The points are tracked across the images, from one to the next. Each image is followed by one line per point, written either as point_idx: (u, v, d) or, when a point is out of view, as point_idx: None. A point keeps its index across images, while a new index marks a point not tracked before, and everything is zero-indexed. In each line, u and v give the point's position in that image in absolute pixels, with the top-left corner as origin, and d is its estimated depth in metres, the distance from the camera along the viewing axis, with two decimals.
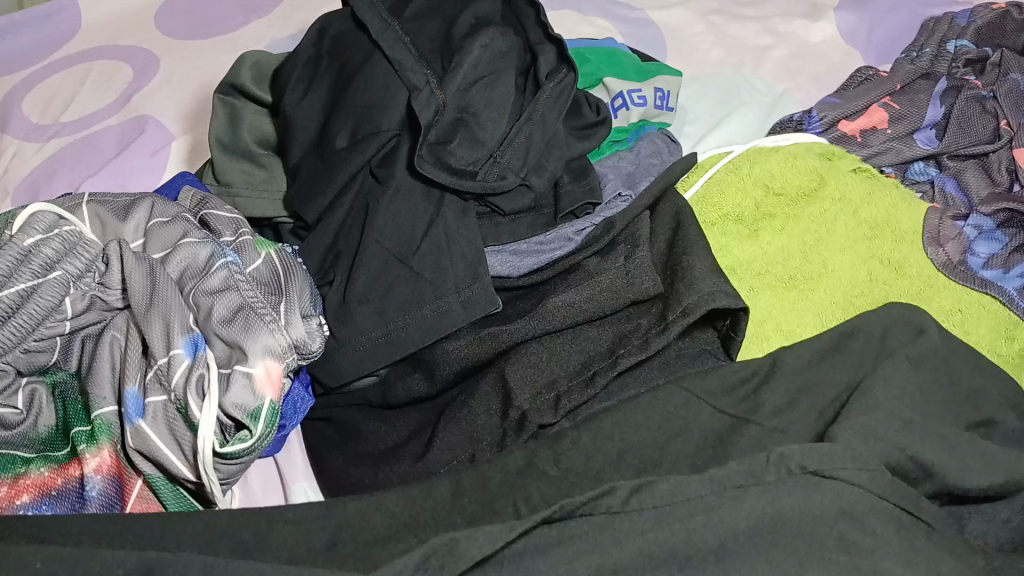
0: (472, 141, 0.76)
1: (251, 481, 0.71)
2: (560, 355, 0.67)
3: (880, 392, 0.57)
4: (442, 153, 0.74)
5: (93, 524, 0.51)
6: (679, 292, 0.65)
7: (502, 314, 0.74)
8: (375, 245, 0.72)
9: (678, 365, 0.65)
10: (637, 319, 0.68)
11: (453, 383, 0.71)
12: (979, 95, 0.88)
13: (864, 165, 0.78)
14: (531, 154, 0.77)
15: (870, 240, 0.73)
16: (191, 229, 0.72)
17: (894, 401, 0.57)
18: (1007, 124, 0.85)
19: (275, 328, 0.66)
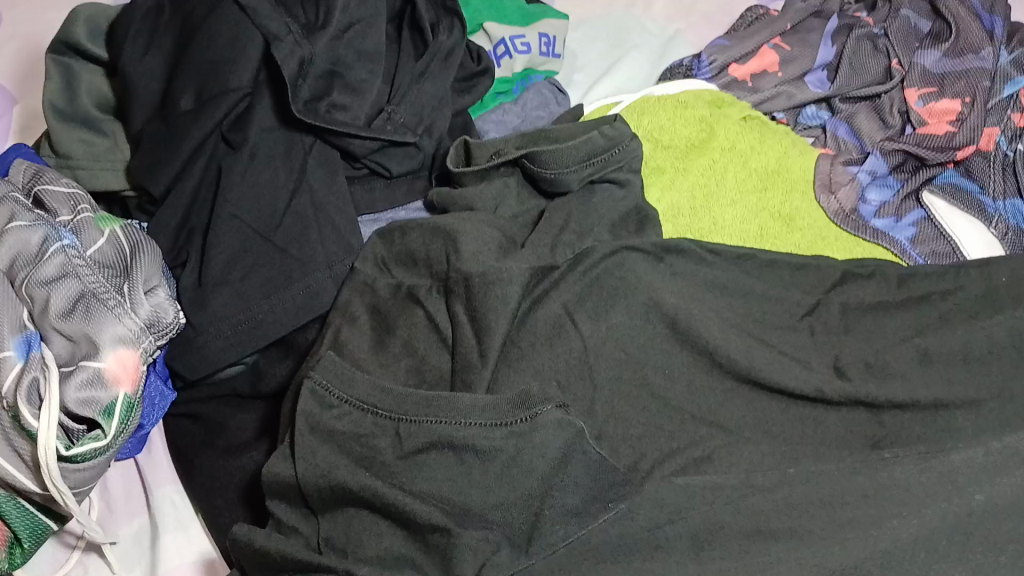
0: (349, 93, 0.69)
1: (110, 487, 0.63)
2: (450, 316, 0.61)
3: (758, 357, 0.57)
4: (320, 110, 0.67)
5: None
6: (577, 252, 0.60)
7: (369, 281, 0.64)
8: (231, 219, 0.65)
9: (571, 327, 0.58)
10: (544, 267, 0.61)
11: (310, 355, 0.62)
12: (871, 33, 0.85)
13: (753, 113, 0.73)
14: (425, 110, 0.71)
15: (761, 192, 0.69)
16: (20, 211, 0.63)
17: (770, 360, 0.57)
18: (898, 64, 0.82)
19: (123, 313, 0.58)
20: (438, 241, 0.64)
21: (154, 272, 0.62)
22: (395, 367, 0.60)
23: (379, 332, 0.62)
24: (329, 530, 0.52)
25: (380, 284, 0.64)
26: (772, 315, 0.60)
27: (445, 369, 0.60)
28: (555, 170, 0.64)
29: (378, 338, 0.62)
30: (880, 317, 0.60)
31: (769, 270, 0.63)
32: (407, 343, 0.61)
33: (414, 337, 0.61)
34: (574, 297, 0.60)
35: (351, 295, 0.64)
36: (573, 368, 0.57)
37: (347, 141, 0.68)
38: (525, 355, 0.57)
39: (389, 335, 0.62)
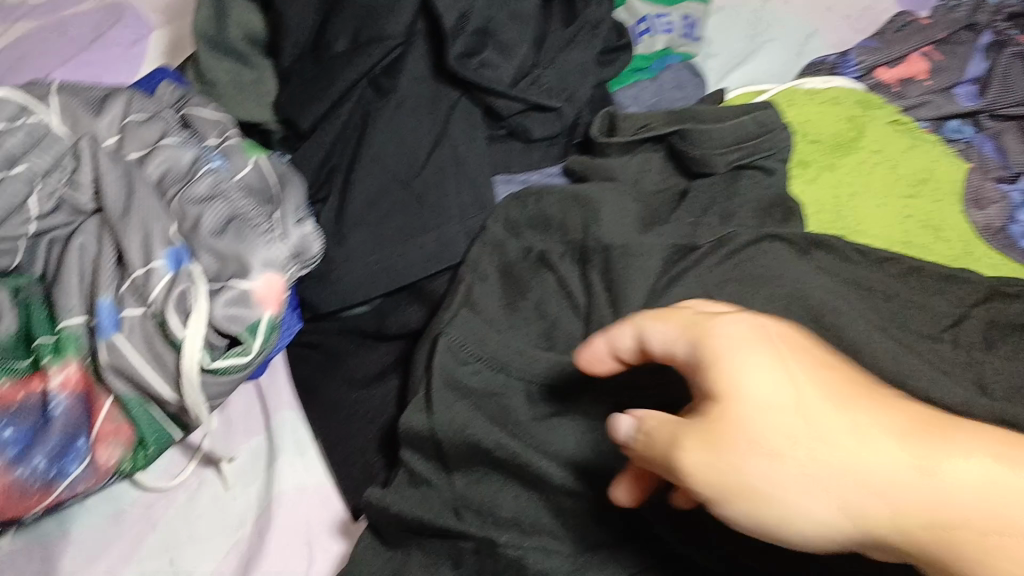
0: (500, 52, 0.68)
1: (232, 407, 0.66)
2: (585, 284, 0.60)
3: (897, 360, 0.55)
4: (471, 66, 0.67)
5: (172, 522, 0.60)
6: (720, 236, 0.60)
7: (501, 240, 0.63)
8: (374, 163, 0.66)
9: None
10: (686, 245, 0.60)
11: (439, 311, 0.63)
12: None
13: (901, 118, 0.72)
14: (568, 80, 0.71)
15: (906, 198, 0.67)
16: (173, 129, 0.64)
17: (910, 365, 0.56)
18: None
19: (273, 238, 0.59)
20: (575, 209, 0.63)
21: (300, 203, 0.63)
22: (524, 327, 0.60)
23: (507, 292, 0.61)
24: (463, 487, 0.53)
25: (509, 247, 0.63)
26: (914, 322, 0.59)
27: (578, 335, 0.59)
28: (705, 151, 0.63)
29: (508, 300, 0.61)
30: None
31: (915, 277, 0.61)
32: (538, 306, 0.60)
33: (545, 301, 0.60)
34: (715, 279, 0.59)
35: (482, 252, 0.62)
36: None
37: (494, 100, 0.68)
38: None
39: (519, 298, 0.61)
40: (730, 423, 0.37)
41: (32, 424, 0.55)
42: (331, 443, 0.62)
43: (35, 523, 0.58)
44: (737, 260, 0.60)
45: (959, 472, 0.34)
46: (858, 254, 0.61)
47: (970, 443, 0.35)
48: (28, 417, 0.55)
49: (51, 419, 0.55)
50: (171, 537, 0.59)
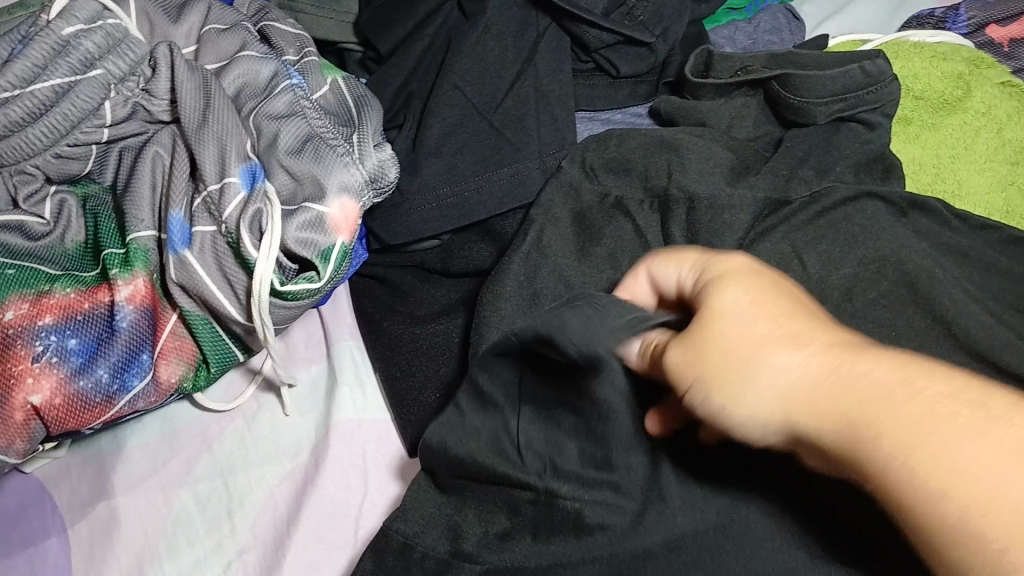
0: None
1: (293, 334, 0.64)
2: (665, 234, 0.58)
3: (990, 336, 0.53)
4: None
5: (233, 446, 0.59)
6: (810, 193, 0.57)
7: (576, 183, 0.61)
8: (453, 92, 0.63)
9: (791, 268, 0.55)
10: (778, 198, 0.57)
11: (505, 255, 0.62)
12: None
13: (1013, 80, 0.67)
14: (667, 13, 0.67)
15: (1013, 164, 0.63)
16: (252, 42, 0.62)
17: (1004, 342, 0.53)
18: None
19: (349, 162, 0.56)
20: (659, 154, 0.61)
21: (377, 128, 0.61)
22: (596, 275, 0.58)
23: (581, 236, 0.59)
24: None
25: (585, 191, 0.60)
26: (1012, 296, 0.56)
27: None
28: (802, 100, 0.60)
29: (580, 246, 0.59)
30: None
31: (1017, 248, 0.58)
32: (612, 253, 0.58)
33: (620, 248, 0.58)
34: (804, 236, 0.56)
35: (557, 191, 0.60)
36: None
37: (585, 31, 0.65)
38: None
39: (593, 244, 0.59)
40: (715, 329, 0.39)
41: (97, 335, 0.54)
42: (391, 375, 0.61)
43: (95, 436, 0.59)
44: (829, 219, 0.56)
45: (948, 445, 0.33)
46: (958, 220, 0.58)
47: (968, 419, 0.33)
48: (95, 327, 0.54)
49: (116, 331, 0.54)
50: (228, 461, 0.58)
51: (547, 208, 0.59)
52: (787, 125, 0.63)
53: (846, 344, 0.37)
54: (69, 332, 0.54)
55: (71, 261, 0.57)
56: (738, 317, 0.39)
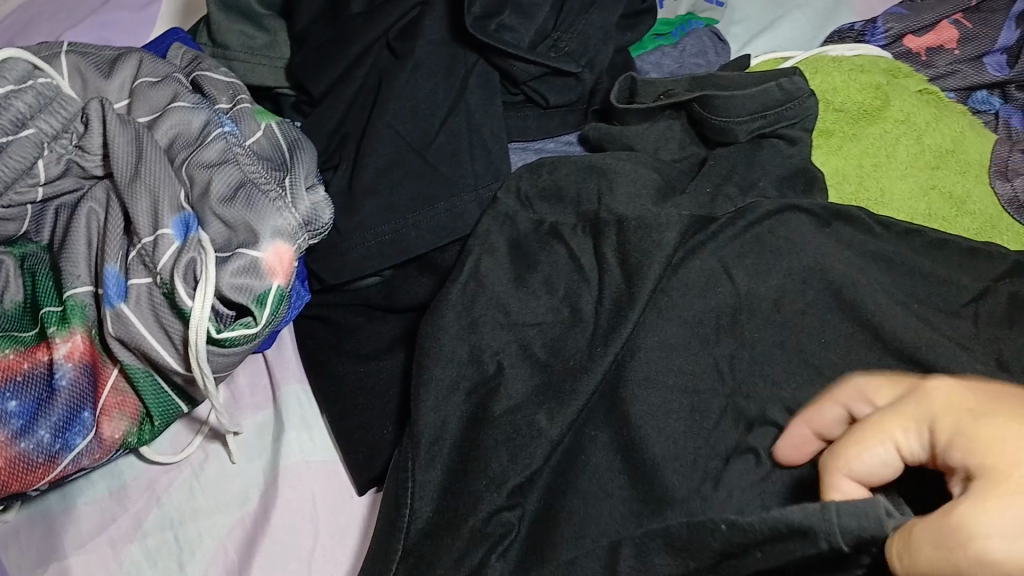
0: (521, 14, 0.66)
1: (239, 379, 0.65)
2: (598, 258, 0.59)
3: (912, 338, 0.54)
4: (490, 30, 0.64)
5: (183, 498, 0.59)
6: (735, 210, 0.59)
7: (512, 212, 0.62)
8: (386, 130, 0.64)
9: (718, 287, 0.57)
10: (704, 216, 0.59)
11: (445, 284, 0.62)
12: None
13: (930, 88, 0.70)
14: (590, 46, 0.68)
15: (933, 170, 0.65)
16: (183, 92, 0.63)
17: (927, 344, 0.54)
18: None
19: (283, 206, 0.57)
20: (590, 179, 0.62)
21: (312, 170, 0.62)
22: (534, 301, 0.58)
23: (521, 263, 0.60)
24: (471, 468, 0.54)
25: (521, 219, 0.62)
26: (934, 298, 0.57)
27: (590, 311, 0.58)
28: (722, 120, 0.62)
29: (518, 273, 0.60)
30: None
31: (936, 251, 0.60)
32: (548, 280, 0.59)
33: (555, 276, 0.59)
34: (732, 253, 0.58)
35: (493, 223, 0.62)
36: (722, 324, 0.56)
37: (511, 64, 0.66)
38: (674, 305, 0.57)
39: (530, 270, 0.60)
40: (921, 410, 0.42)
41: (37, 394, 0.54)
42: (339, 415, 0.62)
43: (42, 495, 0.59)
44: (754, 234, 0.58)
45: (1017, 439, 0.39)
46: (881, 226, 0.60)
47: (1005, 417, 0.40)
48: (34, 387, 0.54)
49: (57, 389, 0.54)
50: (179, 512, 0.58)
51: (485, 236, 0.61)
52: (712, 145, 0.64)
53: (961, 411, 0.41)
54: (9, 393, 0.53)
55: (8, 321, 0.57)
56: (929, 414, 0.42)
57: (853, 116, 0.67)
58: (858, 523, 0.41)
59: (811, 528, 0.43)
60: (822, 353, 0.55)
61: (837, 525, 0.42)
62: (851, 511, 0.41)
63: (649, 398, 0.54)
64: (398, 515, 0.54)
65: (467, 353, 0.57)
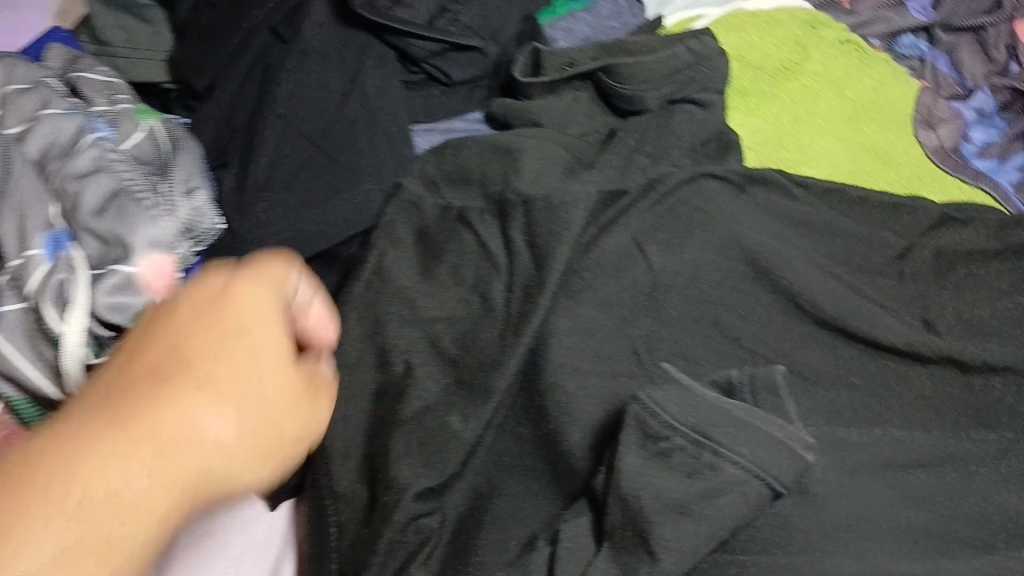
0: None
1: None
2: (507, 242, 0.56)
3: (837, 305, 0.52)
4: (381, 7, 0.61)
5: None
6: (648, 182, 0.56)
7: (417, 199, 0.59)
8: (277, 121, 0.60)
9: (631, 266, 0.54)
10: (616, 188, 0.56)
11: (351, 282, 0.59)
12: None
13: (851, 37, 0.66)
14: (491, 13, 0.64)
15: (856, 123, 0.62)
16: (52, 97, 0.58)
17: (851, 309, 0.51)
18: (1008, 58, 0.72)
19: (159, 214, 0.54)
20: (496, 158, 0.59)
21: (192, 172, 0.59)
22: (442, 292, 0.55)
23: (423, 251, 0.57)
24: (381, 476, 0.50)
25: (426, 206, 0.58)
26: (859, 258, 0.54)
27: (501, 300, 0.54)
28: (630, 88, 0.58)
29: (423, 265, 0.56)
30: (975, 266, 0.54)
31: (860, 209, 0.57)
32: (455, 270, 0.56)
33: (462, 264, 0.56)
34: (645, 226, 0.55)
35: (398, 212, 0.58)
36: (639, 303, 0.53)
37: (407, 42, 0.62)
38: (588, 286, 0.53)
39: (436, 260, 0.56)
40: None
41: None
42: None
43: None
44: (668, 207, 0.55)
45: None
46: (798, 187, 0.57)
47: None
48: None
49: None
50: None
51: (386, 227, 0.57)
52: (623, 114, 0.61)
53: None
54: None
55: None
56: None
57: (771, 71, 0.64)
58: (758, 446, 0.41)
59: (732, 490, 0.41)
60: (745, 326, 0.52)
61: (733, 449, 0.41)
62: (739, 427, 0.42)
63: (568, 388, 0.51)
64: (321, 533, 0.51)
65: (374, 359, 0.54)
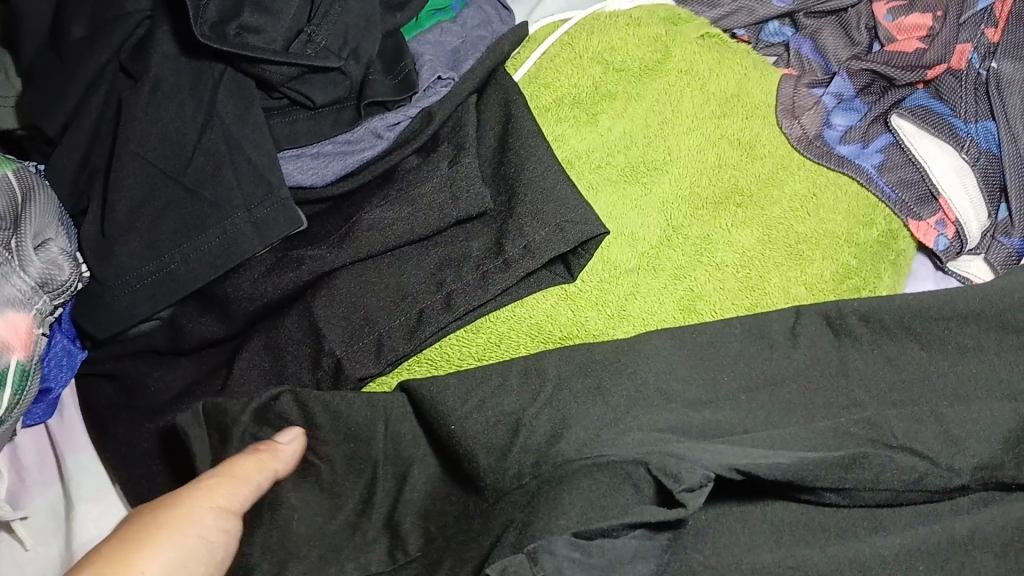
0: (261, 10, 0.60)
1: (22, 452, 0.59)
2: (395, 334, 0.54)
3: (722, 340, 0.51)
4: (229, 34, 0.59)
5: None
6: (516, 221, 0.56)
7: (298, 257, 0.57)
8: (133, 160, 0.58)
9: (515, 320, 0.56)
10: (471, 217, 0.57)
11: (250, 323, 0.59)
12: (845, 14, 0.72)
13: (711, 31, 0.69)
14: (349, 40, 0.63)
15: (720, 118, 0.64)
16: None
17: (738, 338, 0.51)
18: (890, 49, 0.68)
19: (9, 272, 0.52)
20: (369, 227, 0.56)
21: (46, 222, 0.55)
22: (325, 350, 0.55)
23: (292, 306, 0.57)
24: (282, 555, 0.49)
25: (306, 269, 0.56)
26: (721, 292, 0.57)
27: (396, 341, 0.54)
28: (488, 150, 0.61)
29: (314, 333, 0.55)
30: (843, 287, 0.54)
31: (705, 211, 0.60)
32: (347, 327, 0.55)
33: (345, 318, 0.55)
34: (481, 229, 0.57)
35: (287, 278, 0.57)
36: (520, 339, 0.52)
37: (261, 68, 0.60)
38: (474, 344, 0.56)
39: (322, 335, 0.55)
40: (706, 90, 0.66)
41: None
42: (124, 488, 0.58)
43: None
44: (547, 266, 0.56)
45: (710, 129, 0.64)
46: (634, 188, 0.61)
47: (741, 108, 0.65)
48: None
49: None
50: None
51: (265, 277, 0.57)
52: (500, 141, 0.61)
53: (761, 110, 0.65)
54: None
55: None
56: None
57: (637, 71, 0.66)
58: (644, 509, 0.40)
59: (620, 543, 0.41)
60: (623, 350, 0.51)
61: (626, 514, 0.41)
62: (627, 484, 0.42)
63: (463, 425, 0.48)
64: None
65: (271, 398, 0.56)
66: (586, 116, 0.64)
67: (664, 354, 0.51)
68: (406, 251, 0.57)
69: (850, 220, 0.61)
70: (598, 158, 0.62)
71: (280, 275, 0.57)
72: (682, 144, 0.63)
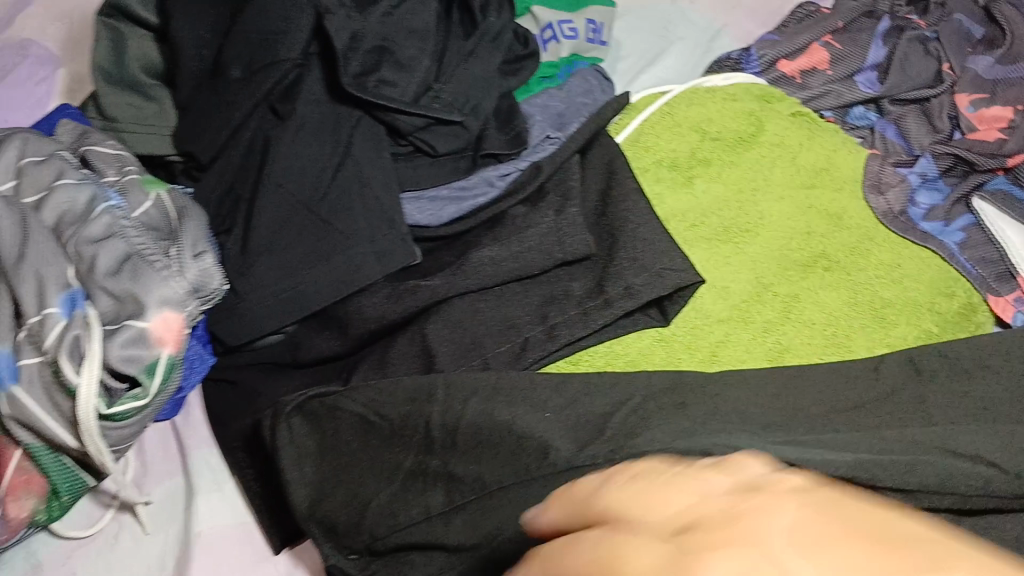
0: (396, 66, 0.68)
1: (148, 446, 0.64)
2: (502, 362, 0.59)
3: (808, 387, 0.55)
4: (368, 85, 0.66)
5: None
6: (618, 266, 0.60)
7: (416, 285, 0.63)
8: (274, 189, 0.64)
9: (612, 355, 0.60)
10: (578, 261, 0.63)
11: (366, 342, 0.64)
12: (928, 103, 0.77)
13: (801, 110, 0.74)
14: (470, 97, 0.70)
15: (809, 189, 0.69)
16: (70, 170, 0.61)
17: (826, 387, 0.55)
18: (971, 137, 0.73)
19: (170, 274, 0.58)
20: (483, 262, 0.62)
21: (200, 238, 0.62)
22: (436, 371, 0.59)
23: (406, 329, 0.62)
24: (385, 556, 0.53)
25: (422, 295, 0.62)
26: (808, 346, 0.61)
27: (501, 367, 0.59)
28: (592, 202, 0.66)
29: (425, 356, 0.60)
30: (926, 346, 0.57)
31: (794, 272, 0.64)
32: (456, 352, 0.60)
33: (457, 344, 0.60)
34: (584, 274, 0.62)
35: (404, 304, 0.62)
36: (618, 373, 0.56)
37: (394, 117, 0.67)
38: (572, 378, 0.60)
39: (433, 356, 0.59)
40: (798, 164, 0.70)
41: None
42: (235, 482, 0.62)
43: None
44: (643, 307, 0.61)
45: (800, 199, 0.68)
46: (727, 247, 0.65)
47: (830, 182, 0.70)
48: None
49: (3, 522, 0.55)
50: None
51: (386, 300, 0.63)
52: (603, 194, 0.67)
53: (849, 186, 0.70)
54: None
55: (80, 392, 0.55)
56: None
57: (731, 141, 0.72)
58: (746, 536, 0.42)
59: None
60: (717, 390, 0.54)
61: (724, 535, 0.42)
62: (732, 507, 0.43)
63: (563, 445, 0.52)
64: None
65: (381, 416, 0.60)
66: (683, 180, 0.69)
67: (753, 395, 0.54)
68: (513, 289, 0.62)
69: (932, 289, 0.64)
70: (694, 218, 0.67)
71: (398, 300, 0.63)
72: (773, 212, 0.68)
